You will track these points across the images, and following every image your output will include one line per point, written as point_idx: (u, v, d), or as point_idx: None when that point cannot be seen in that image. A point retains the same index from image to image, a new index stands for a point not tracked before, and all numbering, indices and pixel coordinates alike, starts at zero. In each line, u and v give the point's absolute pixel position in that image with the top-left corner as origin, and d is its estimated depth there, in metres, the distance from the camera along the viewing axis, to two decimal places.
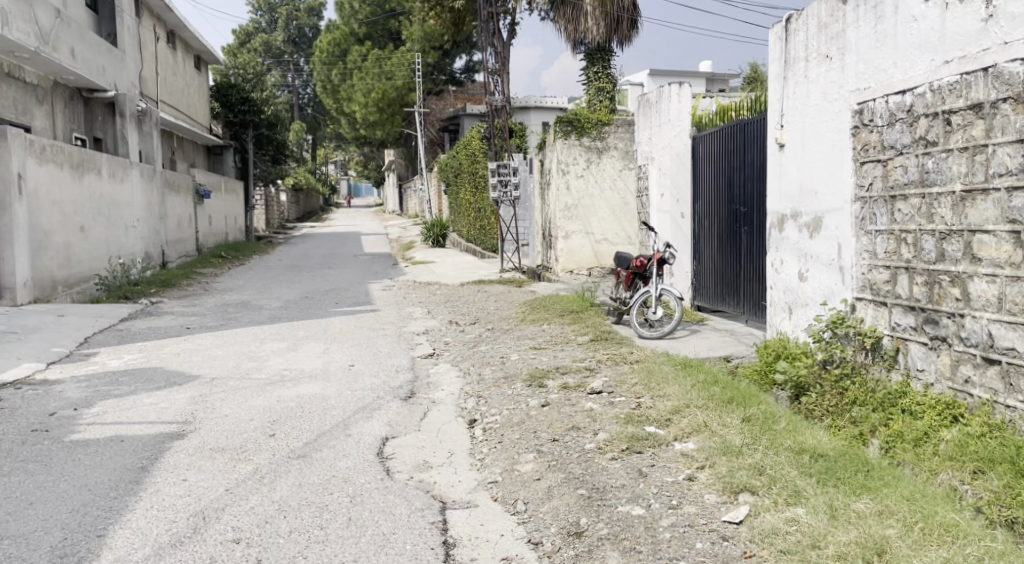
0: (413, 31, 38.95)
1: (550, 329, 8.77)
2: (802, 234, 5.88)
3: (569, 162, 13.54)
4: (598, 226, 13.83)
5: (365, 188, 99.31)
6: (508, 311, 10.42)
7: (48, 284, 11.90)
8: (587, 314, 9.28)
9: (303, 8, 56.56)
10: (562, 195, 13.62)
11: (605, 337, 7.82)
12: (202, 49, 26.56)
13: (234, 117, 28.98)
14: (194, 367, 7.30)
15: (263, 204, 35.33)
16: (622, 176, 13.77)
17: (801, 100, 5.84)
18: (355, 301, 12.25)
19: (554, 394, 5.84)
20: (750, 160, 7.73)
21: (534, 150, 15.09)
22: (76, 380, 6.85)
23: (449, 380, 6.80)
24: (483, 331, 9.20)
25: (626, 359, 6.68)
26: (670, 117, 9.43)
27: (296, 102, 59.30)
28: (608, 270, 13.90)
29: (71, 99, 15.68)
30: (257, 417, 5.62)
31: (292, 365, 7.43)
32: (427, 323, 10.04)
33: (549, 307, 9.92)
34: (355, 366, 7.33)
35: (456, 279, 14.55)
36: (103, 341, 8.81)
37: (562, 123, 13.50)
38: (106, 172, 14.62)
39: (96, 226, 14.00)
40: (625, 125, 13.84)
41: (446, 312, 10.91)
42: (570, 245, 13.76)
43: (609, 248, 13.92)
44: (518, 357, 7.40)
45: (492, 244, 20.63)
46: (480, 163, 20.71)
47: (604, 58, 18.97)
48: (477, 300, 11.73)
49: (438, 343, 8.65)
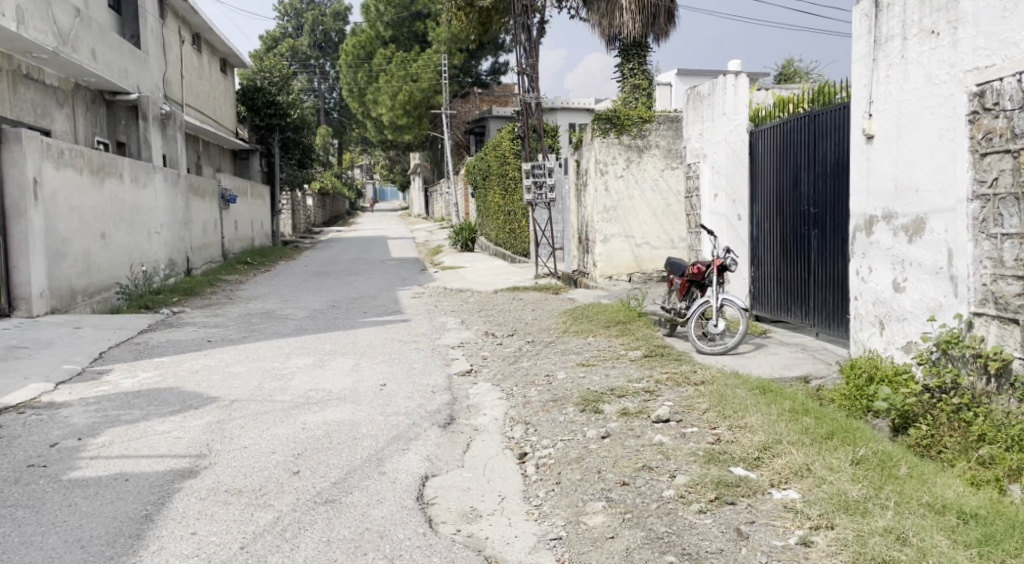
0: (439, 33, 38.44)
1: (597, 343, 8.05)
2: (898, 238, 5.13)
3: (607, 162, 12.84)
4: (639, 229, 13.09)
5: (390, 193, 98.97)
6: (548, 322, 9.72)
7: (66, 294, 11.40)
8: (635, 325, 8.56)
9: (328, 12, 56.23)
10: (600, 196, 12.93)
11: (660, 352, 7.10)
12: (227, 51, 26.18)
13: (260, 121, 28.94)
14: (213, 388, 6.70)
15: (289, 208, 34.94)
16: (664, 176, 13.01)
17: (896, 84, 5.11)
18: (384, 310, 11.63)
19: (613, 422, 5.14)
20: (821, 155, 6.98)
21: (569, 150, 14.40)
22: (86, 403, 6.27)
23: (492, 403, 6.12)
24: (523, 345, 8.51)
25: (690, 381, 5.95)
26: (724, 111, 8.67)
27: (322, 107, 59.02)
28: (649, 275, 13.15)
29: (94, 102, 15.26)
30: (280, 449, 4.98)
31: (318, 385, 6.79)
32: (462, 335, 9.38)
33: (593, 318, 9.21)
34: (387, 386, 6.68)
35: (489, 285, 13.88)
36: (118, 356, 8.23)
37: (599, 121, 12.81)
38: (128, 177, 14.14)
39: (117, 232, 13.51)
40: (667, 122, 13.08)
41: (481, 322, 10.24)
42: (609, 250, 13.03)
43: (650, 252, 13.16)
44: (566, 375, 6.71)
45: (523, 249, 19.94)
46: (510, 165, 20.04)
47: (640, 54, 18.24)
48: (513, 309, 11.05)
49: (475, 358, 7.97)
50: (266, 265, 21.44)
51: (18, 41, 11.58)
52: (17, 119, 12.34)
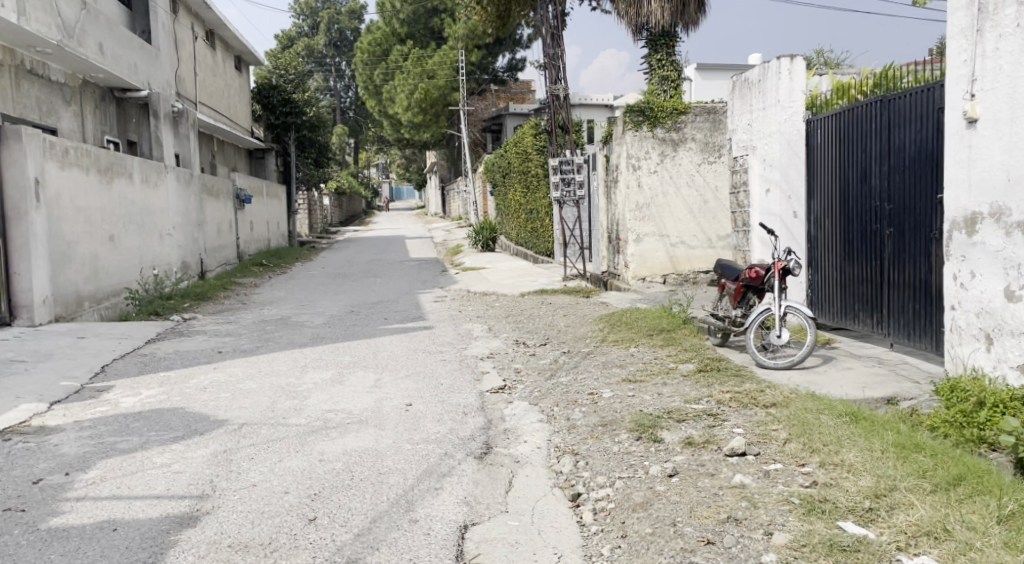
0: (456, 29, 37.72)
1: (641, 354, 7.33)
2: (1013, 239, 4.41)
3: (640, 157, 12.14)
4: (674, 227, 12.34)
5: (406, 192, 98.53)
6: (583, 329, 9.01)
7: (72, 300, 10.81)
8: (681, 334, 7.83)
9: (344, 11, 55.73)
10: (632, 194, 12.22)
11: (716, 367, 6.37)
12: (241, 48, 25.65)
13: (276, 119, 28.39)
14: (220, 409, 6.05)
15: (306, 208, 34.42)
16: (701, 172, 12.25)
17: (1011, 58, 4.38)
18: (406, 316, 10.97)
19: (678, 455, 4.43)
20: (897, 145, 6.21)
21: (597, 144, 13.71)
22: (80, 428, 5.62)
23: (533, 428, 5.42)
24: (559, 356, 7.81)
25: (758, 402, 5.22)
26: (777, 99, 7.89)
27: (338, 106, 58.58)
28: (685, 277, 12.42)
29: (103, 99, 14.70)
30: (293, 489, 4.30)
31: (337, 405, 6.13)
32: (491, 344, 8.69)
33: (633, 325, 8.52)
34: (414, 407, 6.00)
35: (515, 287, 13.21)
36: (122, 371, 7.59)
37: (632, 113, 12.11)
38: (137, 176, 13.55)
39: (126, 234, 12.93)
40: (704, 114, 12.28)
41: (509, 329, 9.55)
42: (642, 249, 12.32)
43: (687, 252, 12.40)
44: (613, 394, 6.00)
45: (546, 248, 19.25)
46: (532, 161, 19.30)
47: (668, 44, 17.63)
48: (543, 314, 10.36)
49: (508, 372, 7.29)
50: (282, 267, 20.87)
51: (19, 34, 10.99)
52: (20, 116, 11.77)
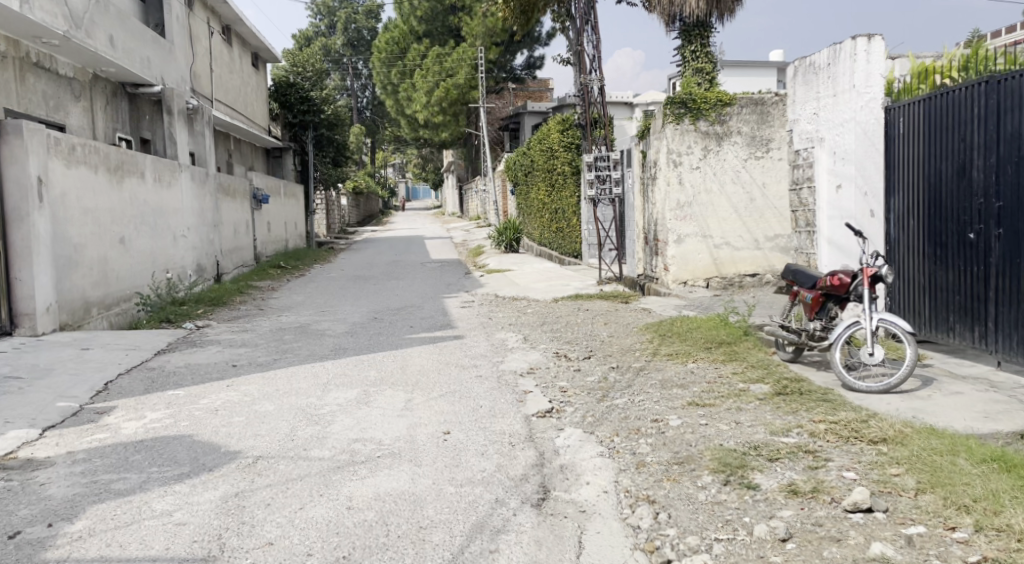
0: (474, 26, 36.67)
1: (702, 372, 6.54)
2: None
3: (682, 152, 11.37)
4: (718, 228, 11.53)
5: (422, 190, 98.04)
6: (629, 339, 8.22)
7: (79, 307, 10.15)
8: (745, 349, 7.03)
9: (360, 9, 55.22)
10: (672, 191, 11.43)
11: (796, 390, 5.58)
12: (258, 44, 25.01)
13: (293, 118, 27.77)
14: (233, 438, 5.31)
15: (323, 208, 33.81)
16: (747, 168, 11.44)
17: None
18: (434, 323, 10.23)
19: (784, 509, 3.69)
20: (1012, 133, 5.50)
21: (632, 139, 12.90)
22: (72, 462, 4.89)
23: (594, 464, 4.65)
24: (608, 372, 7.02)
25: (863, 436, 4.46)
26: (852, 84, 7.08)
27: (354, 105, 57.95)
28: (730, 281, 11.62)
29: (115, 94, 14.06)
30: (320, 550, 3.56)
31: (364, 433, 5.37)
32: (528, 356, 7.91)
33: (687, 337, 7.73)
34: (451, 436, 5.23)
35: (547, 290, 12.43)
36: (126, 389, 6.85)
37: (673, 106, 11.37)
38: (149, 175, 12.89)
39: (138, 237, 12.27)
40: (751, 105, 11.44)
41: (547, 339, 8.77)
42: (684, 251, 11.52)
43: (732, 254, 11.58)
44: (683, 422, 5.23)
45: (572, 248, 18.44)
46: (557, 157, 18.47)
47: (703, 34, 17.01)
48: (582, 322, 9.59)
49: (553, 391, 6.51)
50: (300, 269, 20.21)
51: (23, 24, 10.33)
52: (25, 112, 11.11)
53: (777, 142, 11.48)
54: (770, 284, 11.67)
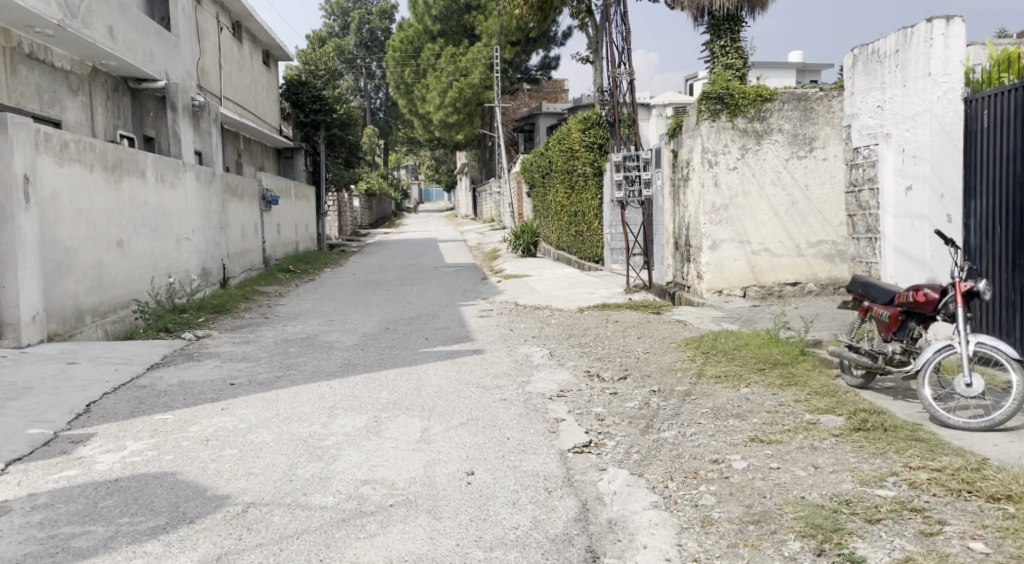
0: (490, 24, 35.97)
1: (760, 399, 5.76)
2: None
3: (718, 151, 10.63)
4: (756, 233, 10.76)
5: (435, 194, 97.87)
6: (669, 357, 7.44)
7: (71, 315, 9.46)
8: (804, 373, 6.24)
9: (375, 11, 55.07)
10: (708, 193, 10.67)
11: (879, 425, 4.80)
12: (269, 42, 24.41)
13: (304, 117, 27.16)
14: (223, 477, 4.58)
15: (335, 209, 33.18)
16: (788, 168, 10.69)
17: None
18: (452, 335, 9.49)
19: None
20: None
21: (662, 137, 12.11)
22: (31, 508, 4.15)
23: (649, 520, 3.87)
24: (649, 396, 6.24)
25: (981, 492, 3.72)
26: (926, 72, 6.36)
27: (368, 107, 57.55)
28: (769, 290, 10.83)
29: (116, 89, 13.40)
30: None
31: (374, 472, 4.61)
32: (557, 375, 7.16)
33: (735, 356, 6.94)
34: (476, 479, 4.48)
35: (571, 299, 11.66)
36: (112, 411, 6.13)
37: (708, 101, 10.63)
38: (151, 174, 12.22)
39: (138, 240, 11.59)
40: (793, 100, 10.65)
41: (575, 355, 8.01)
42: (719, 257, 10.74)
43: (770, 261, 10.79)
44: (749, 465, 4.44)
45: (592, 252, 17.69)
46: (578, 158, 17.74)
47: (732, 28, 16.33)
48: (613, 335, 8.82)
49: (589, 420, 5.74)
50: (310, 273, 19.51)
51: (15, 12, 9.68)
52: (16, 107, 10.45)
53: (822, 141, 10.70)
54: (812, 293, 10.88)
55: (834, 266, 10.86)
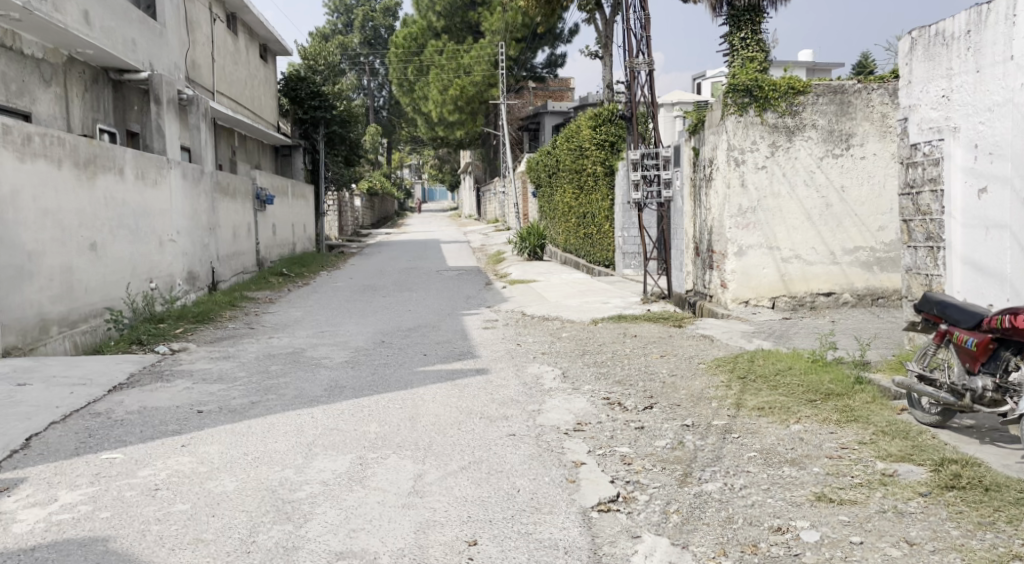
0: (494, 21, 34.83)
1: (817, 440, 4.87)
2: None
3: (745, 149, 9.79)
4: (787, 239, 9.89)
5: (438, 193, 97.31)
6: (699, 382, 6.53)
7: (33, 326, 8.57)
8: (863, 406, 5.36)
9: (379, 8, 54.28)
10: (734, 195, 9.81)
11: (976, 482, 3.92)
12: (268, 35, 23.54)
13: (303, 113, 26.32)
14: (169, 545, 3.71)
15: (336, 209, 32.34)
16: (822, 168, 9.83)
17: None
18: (453, 350, 8.61)
19: None
20: None
21: (681, 133, 11.28)
22: None
23: None
24: (682, 433, 5.34)
25: None
26: (1007, 55, 5.45)
27: (371, 105, 56.79)
28: (800, 300, 9.97)
29: (96, 80, 12.52)
30: None
31: (354, 540, 3.73)
32: (573, 402, 6.29)
33: (777, 382, 6.04)
34: (481, 553, 3.59)
35: (583, 308, 10.78)
36: (54, 447, 5.24)
37: (736, 94, 9.74)
38: (130, 171, 11.34)
39: (114, 242, 10.70)
40: (829, 94, 9.77)
41: (591, 377, 7.13)
42: (746, 265, 9.88)
43: (802, 269, 9.92)
44: (823, 538, 3.54)
45: (602, 256, 16.83)
46: (587, 158, 16.86)
47: (753, 20, 15.72)
48: (632, 353, 7.92)
49: (614, 464, 4.82)
50: (306, 276, 18.63)
51: None
52: None
53: (859, 137, 9.80)
54: (848, 305, 9.99)
55: (872, 275, 9.95)
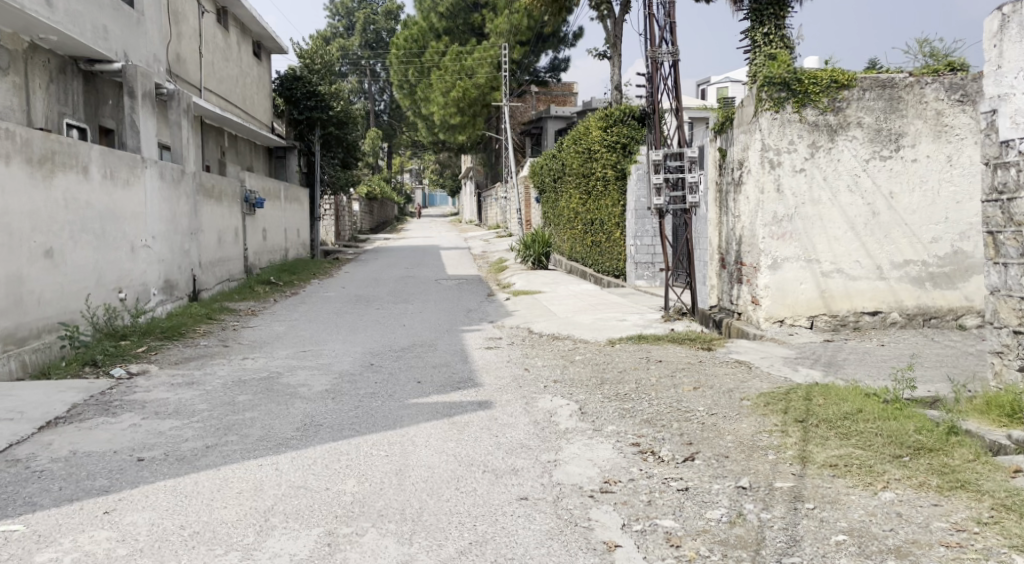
0: (499, 23, 33.75)
1: (922, 520, 3.78)
2: None
3: (781, 149, 8.71)
4: (828, 250, 8.79)
5: (439, 198, 96.38)
6: (747, 425, 5.42)
7: None
8: (967, 467, 4.27)
9: (381, 11, 53.19)
10: (768, 201, 8.73)
11: None
12: (261, 31, 22.46)
13: (298, 114, 25.25)
14: None
15: (333, 214, 31.25)
16: (868, 171, 8.73)
17: None
18: (451, 376, 7.48)
19: None
20: None
21: (706, 133, 10.29)
22: None
23: None
24: (739, 499, 4.24)
25: None
26: None
27: (371, 109, 55.78)
28: (842, 320, 8.85)
29: (63, 70, 11.44)
30: None
31: None
32: (595, 449, 5.19)
33: (847, 430, 4.93)
34: None
35: (598, 326, 9.68)
36: None
37: (771, 88, 8.65)
38: (97, 170, 10.24)
39: (75, 248, 9.60)
40: (877, 88, 8.68)
41: (615, 414, 6.02)
42: (782, 279, 8.77)
43: (844, 285, 8.81)
44: None
45: (612, 266, 15.71)
46: (597, 161, 15.80)
47: (777, 14, 14.61)
48: (659, 384, 6.79)
49: (659, 547, 3.73)
50: (296, 285, 17.51)
51: None
52: None
53: (911, 137, 8.69)
54: (895, 325, 8.87)
55: (924, 292, 8.82)
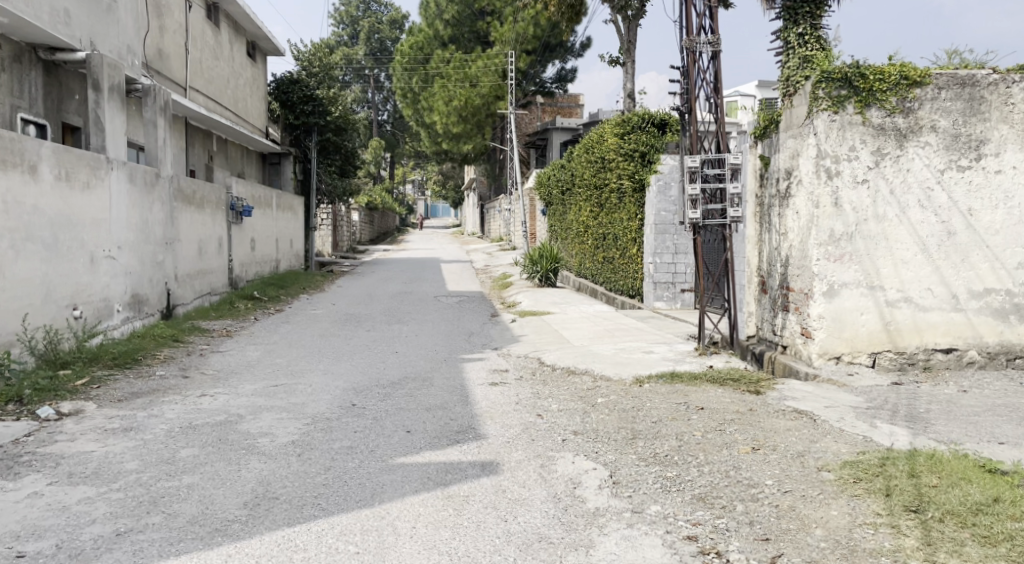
0: (506, 31, 32.45)
1: None
2: None
3: (841, 156, 7.40)
4: (895, 275, 7.46)
5: (444, 208, 95.54)
6: (838, 513, 4.06)
7: None
8: None
9: (385, 20, 52.01)
10: (824, 217, 7.43)
11: None
12: (255, 29, 21.19)
13: (293, 118, 23.99)
14: None
15: (330, 223, 29.98)
16: (943, 183, 7.40)
17: None
18: (448, 424, 6.10)
19: None
20: None
21: (745, 138, 8.99)
22: None
23: None
24: None
25: None
26: None
27: (374, 119, 54.53)
28: (910, 357, 7.50)
29: (16, 58, 10.16)
30: None
31: None
32: (637, 546, 3.86)
33: (990, 533, 3.67)
34: None
35: (621, 358, 8.35)
36: None
37: (829, 84, 7.38)
38: (47, 169, 8.93)
39: (16, 259, 8.28)
40: (956, 86, 7.37)
41: (656, 487, 4.67)
42: (840, 309, 7.45)
43: (913, 317, 7.47)
44: None
45: (625, 286, 14.37)
46: (611, 171, 14.49)
47: (812, 13, 13.35)
48: (707, 442, 5.43)
49: None
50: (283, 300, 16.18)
51: None
52: None
53: (995, 145, 7.38)
54: (973, 365, 7.52)
55: (1007, 326, 7.49)
